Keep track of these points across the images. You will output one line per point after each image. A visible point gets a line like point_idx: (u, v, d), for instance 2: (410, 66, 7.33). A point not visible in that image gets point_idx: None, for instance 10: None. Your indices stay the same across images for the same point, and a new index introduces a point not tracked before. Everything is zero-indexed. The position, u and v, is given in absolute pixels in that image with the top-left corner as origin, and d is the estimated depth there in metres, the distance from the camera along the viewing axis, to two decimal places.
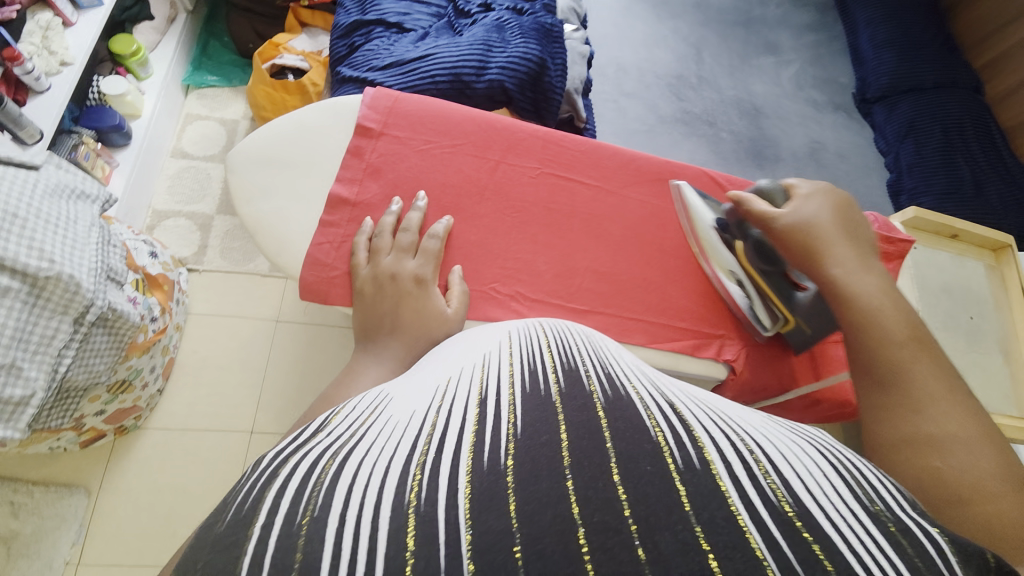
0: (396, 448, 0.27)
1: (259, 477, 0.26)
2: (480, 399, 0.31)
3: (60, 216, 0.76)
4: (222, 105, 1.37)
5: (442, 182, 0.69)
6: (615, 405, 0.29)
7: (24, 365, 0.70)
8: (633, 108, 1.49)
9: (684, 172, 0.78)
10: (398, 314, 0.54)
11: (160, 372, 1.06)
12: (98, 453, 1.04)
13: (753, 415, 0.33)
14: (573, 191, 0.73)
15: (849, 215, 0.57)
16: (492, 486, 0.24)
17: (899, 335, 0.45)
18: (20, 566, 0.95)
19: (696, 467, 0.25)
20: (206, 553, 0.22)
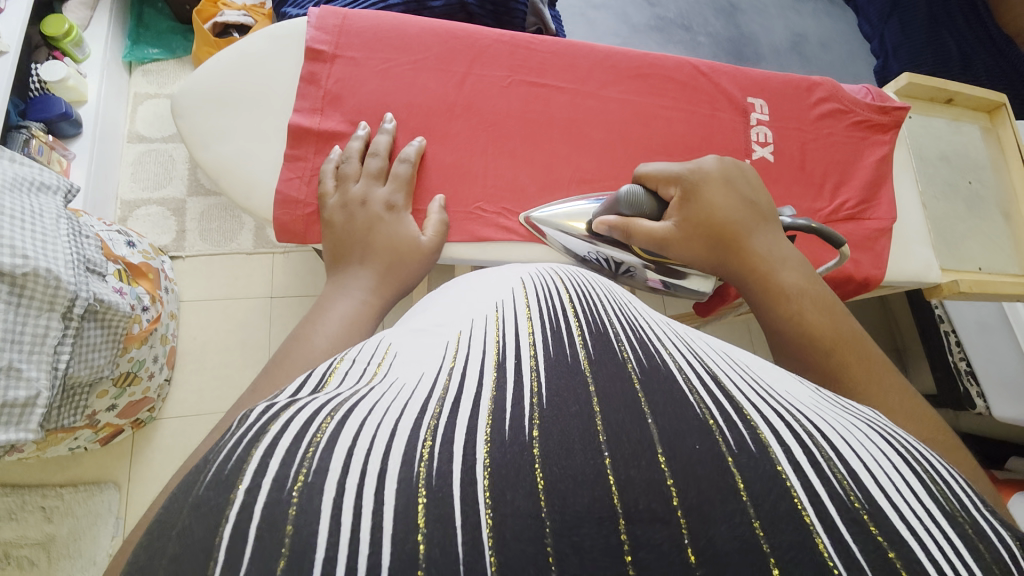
0: (403, 410, 0.24)
1: (246, 433, 0.22)
2: (497, 363, 0.28)
3: (26, 211, 0.73)
4: (169, 80, 1.29)
5: (409, 103, 0.66)
6: (653, 376, 0.26)
7: (23, 367, 0.69)
8: (605, 21, 1.41)
9: (664, 64, 0.74)
10: (370, 246, 0.53)
11: (163, 362, 1.05)
12: (119, 448, 1.05)
13: (798, 385, 0.30)
14: (547, 99, 0.69)
15: (742, 191, 0.53)
16: (517, 458, 0.21)
17: (803, 302, 0.42)
18: (65, 565, 0.98)
19: (751, 449, 0.23)
20: (183, 517, 0.19)
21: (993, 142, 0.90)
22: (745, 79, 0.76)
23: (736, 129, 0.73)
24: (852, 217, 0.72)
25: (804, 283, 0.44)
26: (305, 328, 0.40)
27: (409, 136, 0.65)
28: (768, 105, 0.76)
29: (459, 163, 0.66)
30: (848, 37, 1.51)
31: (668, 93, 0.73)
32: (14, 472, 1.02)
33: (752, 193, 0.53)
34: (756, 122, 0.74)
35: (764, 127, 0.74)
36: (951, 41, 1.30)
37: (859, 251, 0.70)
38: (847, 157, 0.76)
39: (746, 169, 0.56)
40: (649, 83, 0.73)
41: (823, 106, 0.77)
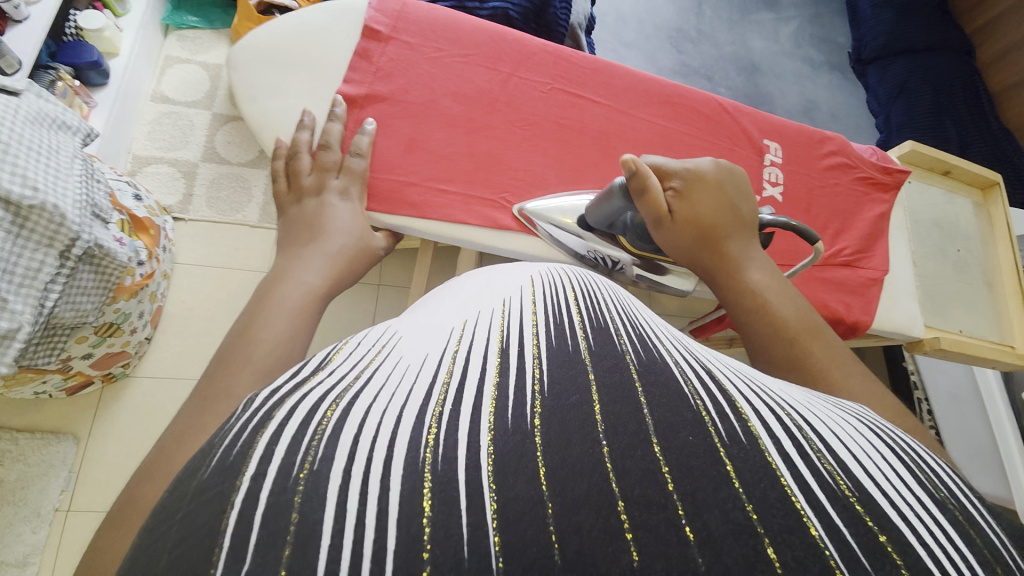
0: (409, 396, 0.23)
1: (252, 419, 0.22)
2: (501, 348, 0.27)
3: (43, 145, 0.72)
4: (204, 47, 1.31)
5: (453, 91, 0.69)
6: (649, 368, 0.26)
7: (10, 298, 0.67)
8: (632, 59, 1.48)
9: (693, 98, 0.78)
10: (316, 228, 0.49)
11: (148, 319, 1.03)
12: (87, 400, 1.02)
13: (791, 388, 0.30)
14: (583, 108, 0.73)
15: (732, 186, 0.52)
16: (518, 447, 0.21)
17: (772, 297, 0.43)
18: (6, 512, 0.93)
19: (742, 442, 0.22)
20: (188, 504, 0.20)
21: (984, 217, 0.96)
22: (765, 123, 0.80)
23: (752, 165, 0.77)
24: (850, 264, 0.76)
25: (771, 279, 0.45)
26: (248, 327, 0.35)
27: (448, 122, 0.68)
28: (783, 150, 0.80)
29: (493, 153, 0.68)
30: (856, 110, 1.59)
31: (693, 124, 0.77)
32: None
33: (734, 192, 0.52)
34: (770, 163, 0.78)
35: (777, 169, 0.78)
36: (951, 128, 1.39)
37: (854, 298, 0.74)
38: (849, 209, 0.80)
39: (731, 166, 0.54)
40: (677, 111, 0.76)
41: (832, 159, 0.81)
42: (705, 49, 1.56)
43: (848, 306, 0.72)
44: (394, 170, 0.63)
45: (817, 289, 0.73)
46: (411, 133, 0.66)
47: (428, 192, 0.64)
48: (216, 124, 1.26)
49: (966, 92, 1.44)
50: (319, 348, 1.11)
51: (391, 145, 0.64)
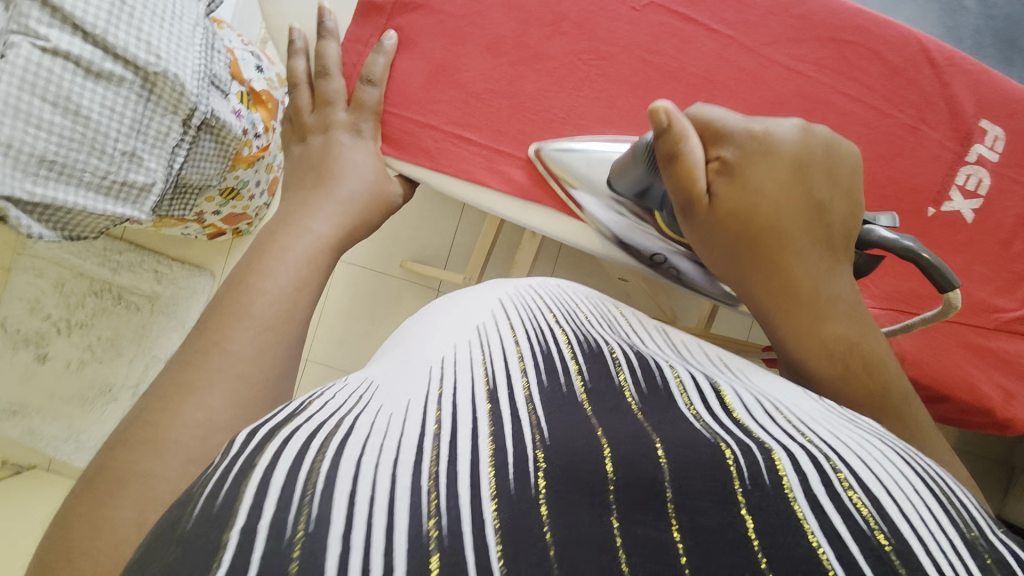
0: (400, 443, 0.25)
1: (235, 466, 0.24)
2: (491, 397, 0.29)
3: (167, 10, 0.75)
4: None
5: (509, 1, 0.58)
6: (650, 406, 0.30)
7: (144, 156, 0.78)
8: None
9: (895, 41, 0.59)
10: (330, 171, 0.52)
11: (266, 188, 1.14)
12: (221, 245, 1.21)
13: (817, 413, 0.34)
14: (687, 39, 0.58)
15: (806, 168, 0.44)
16: (524, 519, 0.22)
17: (859, 342, 0.42)
18: (161, 320, 1.19)
19: (764, 483, 0.25)
20: (176, 552, 0.21)
21: None
22: (989, 93, 0.60)
23: (944, 154, 0.60)
24: None
25: (851, 311, 0.43)
26: (248, 277, 0.39)
27: (490, 46, 0.58)
28: (1005, 138, 0.61)
29: (539, 95, 0.58)
30: None
31: (866, 77, 0.59)
32: (134, 234, 1.18)
33: (813, 176, 0.44)
34: (976, 157, 0.61)
35: (982, 170, 0.61)
36: None
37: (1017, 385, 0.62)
38: None
39: (811, 137, 0.46)
40: (844, 56, 0.59)
41: None
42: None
43: (1005, 397, 0.61)
44: (412, 103, 0.58)
45: (968, 363, 0.61)
46: (443, 58, 0.58)
47: (446, 138, 0.58)
48: None
49: None
50: (401, 245, 1.16)
51: (415, 72, 0.58)
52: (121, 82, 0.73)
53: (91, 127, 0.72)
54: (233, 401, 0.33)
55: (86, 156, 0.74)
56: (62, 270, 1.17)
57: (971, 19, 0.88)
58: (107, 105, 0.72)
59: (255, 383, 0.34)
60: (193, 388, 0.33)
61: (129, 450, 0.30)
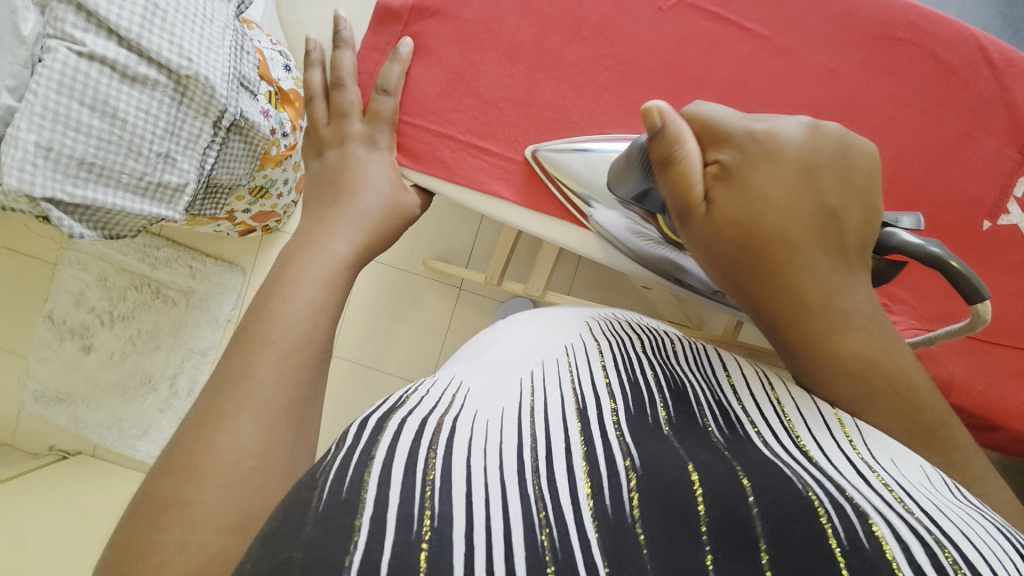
0: (503, 448, 0.29)
1: (356, 449, 0.28)
2: (582, 418, 0.33)
3: (198, 13, 0.77)
4: None
5: (529, 4, 0.56)
6: (735, 445, 0.33)
7: (178, 158, 0.80)
8: None
9: (947, 39, 0.54)
10: (347, 186, 0.51)
11: (294, 186, 1.16)
12: (250, 241, 1.25)
13: (909, 474, 0.33)
14: (717, 40, 0.56)
15: (816, 172, 0.40)
16: (622, 535, 0.26)
17: (895, 369, 0.39)
18: (196, 314, 1.24)
19: (864, 546, 0.25)
20: (310, 529, 0.24)
21: None
22: None
23: (998, 165, 0.56)
24: None
25: (881, 334, 0.39)
26: (269, 302, 0.39)
27: (509, 52, 0.57)
28: None
29: (557, 104, 0.57)
30: None
31: (916, 78, 0.55)
32: (170, 230, 1.23)
33: (825, 180, 0.40)
34: None
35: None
36: None
37: None
38: None
39: (817, 133, 0.41)
40: (892, 56, 0.54)
41: None
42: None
43: None
44: (428, 114, 0.57)
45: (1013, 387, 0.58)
46: (459, 66, 0.57)
47: (462, 149, 0.57)
48: None
49: None
50: (423, 242, 1.16)
51: (431, 81, 0.57)
52: (155, 85, 0.75)
53: (128, 130, 0.74)
54: (266, 426, 0.34)
55: (124, 158, 0.76)
56: (104, 264, 1.22)
57: None
58: (141, 108, 0.75)
59: (280, 407, 0.35)
60: (223, 416, 0.33)
61: (168, 481, 0.31)
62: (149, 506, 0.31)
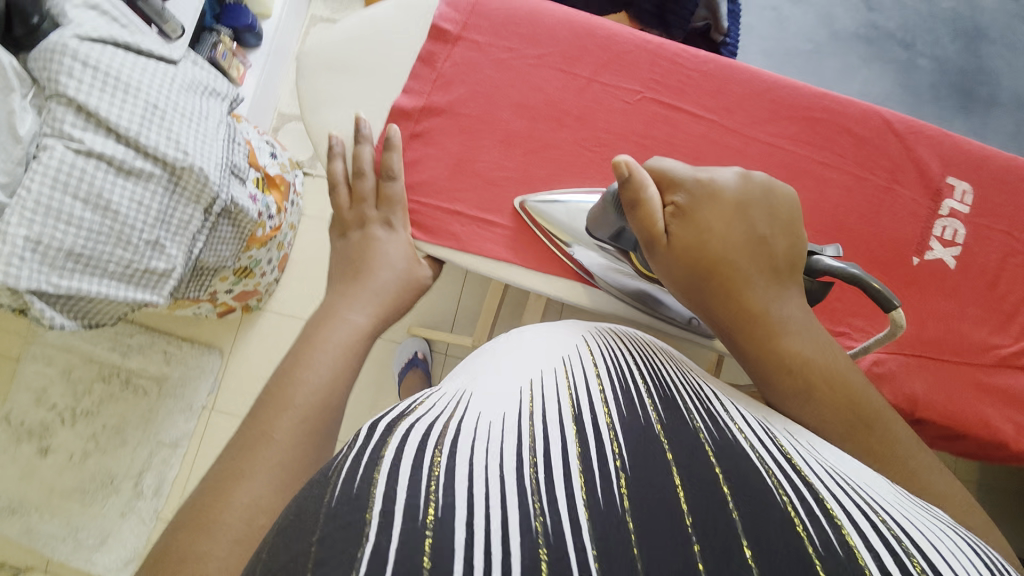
0: (498, 450, 0.30)
1: (363, 455, 0.29)
2: (576, 418, 0.34)
3: (194, 111, 0.82)
4: (344, 7, 1.37)
5: (521, 101, 0.65)
6: (724, 450, 0.33)
7: (166, 244, 0.82)
8: (798, 19, 1.11)
9: (851, 112, 0.65)
10: (365, 267, 0.56)
11: (276, 264, 1.18)
12: (230, 323, 1.23)
13: (883, 488, 0.35)
14: (678, 122, 0.65)
15: (756, 210, 0.49)
16: (613, 532, 0.26)
17: (825, 366, 0.44)
18: (168, 403, 1.18)
19: (839, 553, 0.27)
20: (321, 527, 0.25)
21: None
22: (950, 151, 0.66)
23: (917, 211, 0.65)
24: None
25: (811, 337, 0.46)
26: (294, 371, 0.44)
27: (506, 140, 0.64)
28: (973, 193, 0.66)
29: (536, 182, 0.63)
30: None
31: (838, 145, 0.65)
32: (145, 316, 1.21)
33: (760, 216, 0.48)
34: (948, 212, 0.65)
35: (956, 221, 0.65)
36: None
37: None
38: None
39: (758, 182, 0.50)
40: (816, 130, 0.65)
41: None
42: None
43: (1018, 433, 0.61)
44: (439, 194, 0.63)
45: (976, 402, 0.62)
46: (447, 152, 0.63)
47: (471, 224, 0.62)
48: None
49: None
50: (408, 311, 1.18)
51: (420, 167, 0.63)
52: (149, 177, 0.78)
53: (119, 221, 0.76)
54: (277, 484, 0.37)
55: (112, 248, 0.77)
56: (71, 356, 1.18)
57: None
58: (134, 199, 0.76)
59: (294, 468, 0.38)
60: (239, 476, 0.37)
61: (189, 534, 0.34)
62: (170, 557, 0.33)
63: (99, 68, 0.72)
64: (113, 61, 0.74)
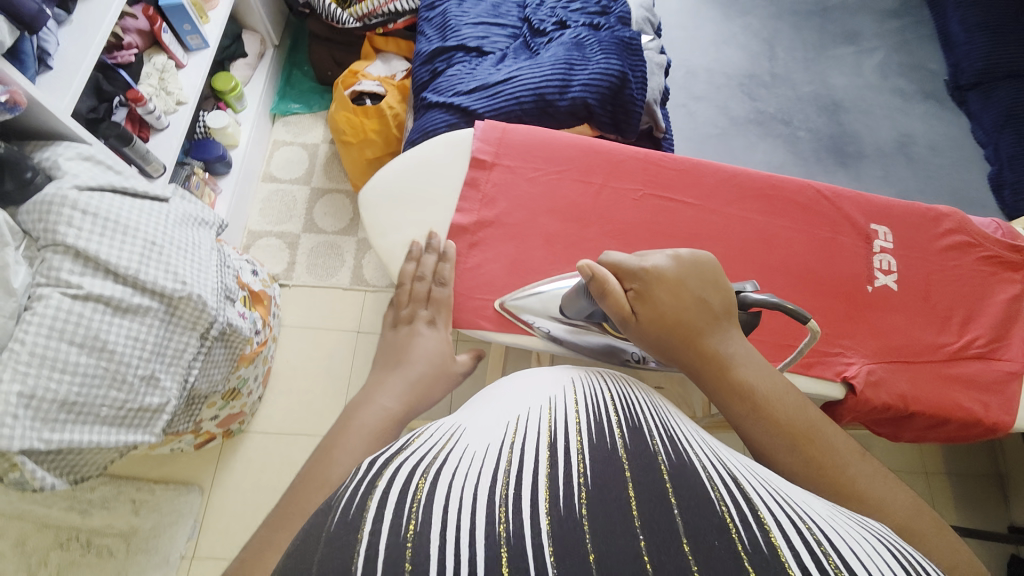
0: (479, 475, 0.30)
1: (360, 484, 0.30)
2: (550, 442, 0.33)
3: (188, 243, 0.84)
4: (304, 130, 1.48)
5: (550, 209, 0.74)
6: (678, 470, 0.31)
7: (161, 376, 0.78)
8: (704, 112, 1.22)
9: (787, 186, 0.77)
10: (403, 357, 0.56)
11: (260, 381, 1.15)
12: (209, 454, 1.14)
13: (816, 501, 0.35)
14: (675, 212, 0.74)
15: (699, 283, 0.52)
16: (570, 535, 0.26)
17: (771, 399, 0.46)
18: (140, 559, 1.04)
19: (764, 551, 0.26)
20: (320, 552, 0.25)
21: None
22: (869, 205, 0.78)
23: (857, 254, 0.75)
24: (982, 357, 0.72)
25: (758, 377, 0.47)
26: (326, 454, 0.41)
27: (547, 240, 0.72)
28: (892, 232, 0.77)
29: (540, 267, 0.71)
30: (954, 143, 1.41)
31: (792, 212, 0.76)
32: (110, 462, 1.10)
33: (700, 287, 0.52)
34: (879, 249, 0.76)
35: (888, 255, 0.76)
36: None
37: (991, 396, 0.69)
38: (974, 291, 0.76)
39: (698, 260, 0.54)
40: (771, 203, 0.76)
41: (949, 238, 0.78)
42: (795, 75, 1.27)
43: (987, 410, 0.68)
44: (498, 290, 0.70)
45: (945, 387, 0.69)
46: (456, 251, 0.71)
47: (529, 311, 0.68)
48: (313, 198, 1.40)
49: None
50: None
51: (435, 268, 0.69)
52: (146, 311, 0.76)
53: (114, 360, 0.73)
54: None
55: (106, 390, 0.73)
56: (22, 525, 1.04)
57: (805, 143, 1.20)
58: (131, 335, 0.74)
59: None
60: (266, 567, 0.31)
61: None
62: None
63: (98, 215, 0.74)
64: (112, 207, 0.76)
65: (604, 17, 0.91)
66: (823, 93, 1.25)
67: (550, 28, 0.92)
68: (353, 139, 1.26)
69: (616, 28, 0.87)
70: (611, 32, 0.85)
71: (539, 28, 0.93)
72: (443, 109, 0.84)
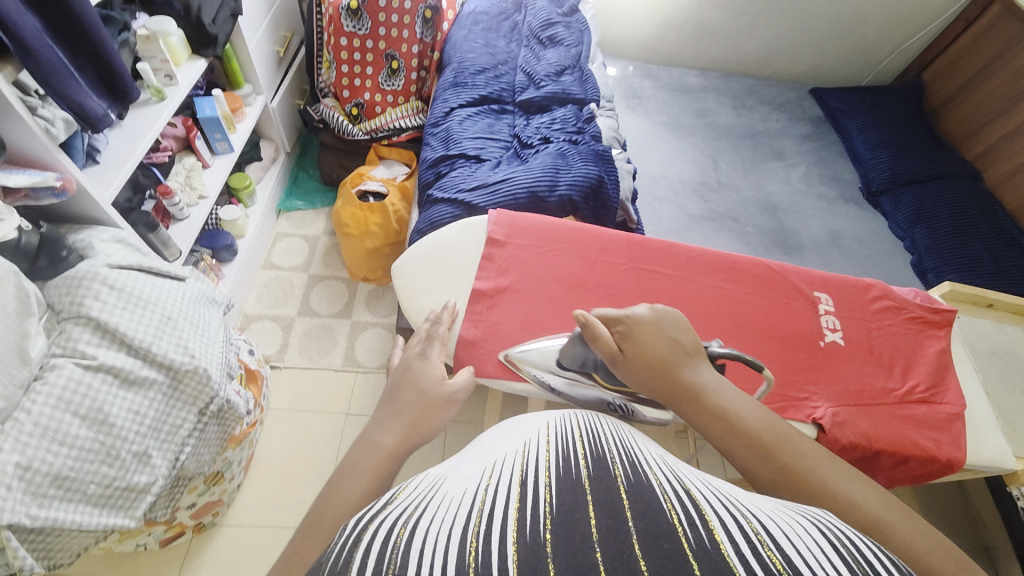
0: (454, 516, 0.30)
1: (347, 541, 0.29)
2: (522, 478, 0.33)
3: (199, 319, 0.88)
4: (307, 223, 1.60)
5: (555, 279, 0.84)
6: (636, 488, 0.32)
7: (153, 454, 0.77)
8: (666, 211, 1.41)
9: (745, 262, 0.90)
10: (393, 391, 0.54)
11: (243, 466, 1.11)
12: (174, 552, 1.05)
13: (766, 502, 0.36)
14: (657, 282, 0.86)
15: (674, 326, 0.56)
16: (536, 553, 0.26)
17: (743, 418, 0.47)
18: None
19: (706, 543, 0.28)
20: None
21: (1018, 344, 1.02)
22: (811, 277, 0.91)
23: (809, 316, 0.87)
24: (926, 401, 0.81)
25: (732, 399, 0.49)
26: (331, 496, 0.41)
27: (554, 301, 0.82)
28: (832, 298, 0.90)
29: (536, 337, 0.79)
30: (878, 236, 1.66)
31: (749, 281, 0.89)
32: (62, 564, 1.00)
33: (674, 329, 0.55)
34: (824, 312, 0.88)
35: (832, 317, 0.88)
36: (978, 245, 1.35)
37: (936, 432, 0.78)
38: (910, 346, 0.87)
39: (668, 308, 0.58)
40: (736, 275, 0.89)
41: (880, 302, 0.91)
42: (737, 182, 1.51)
43: (937, 447, 0.76)
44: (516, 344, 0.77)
45: (900, 427, 0.78)
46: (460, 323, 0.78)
47: None
48: (311, 284, 1.48)
49: (983, 209, 1.44)
50: None
51: None
52: (151, 385, 0.77)
53: (112, 434, 0.72)
54: None
55: (98, 465, 0.71)
56: None
57: (752, 236, 1.39)
58: (133, 409, 0.75)
59: None
60: None
61: None
62: None
63: (123, 290, 0.79)
64: (133, 282, 0.81)
65: (580, 136, 1.14)
66: (762, 197, 1.48)
67: (536, 142, 1.12)
68: (354, 231, 1.38)
69: (591, 144, 1.09)
70: (588, 146, 1.06)
71: (527, 142, 1.13)
72: (446, 204, 0.98)
